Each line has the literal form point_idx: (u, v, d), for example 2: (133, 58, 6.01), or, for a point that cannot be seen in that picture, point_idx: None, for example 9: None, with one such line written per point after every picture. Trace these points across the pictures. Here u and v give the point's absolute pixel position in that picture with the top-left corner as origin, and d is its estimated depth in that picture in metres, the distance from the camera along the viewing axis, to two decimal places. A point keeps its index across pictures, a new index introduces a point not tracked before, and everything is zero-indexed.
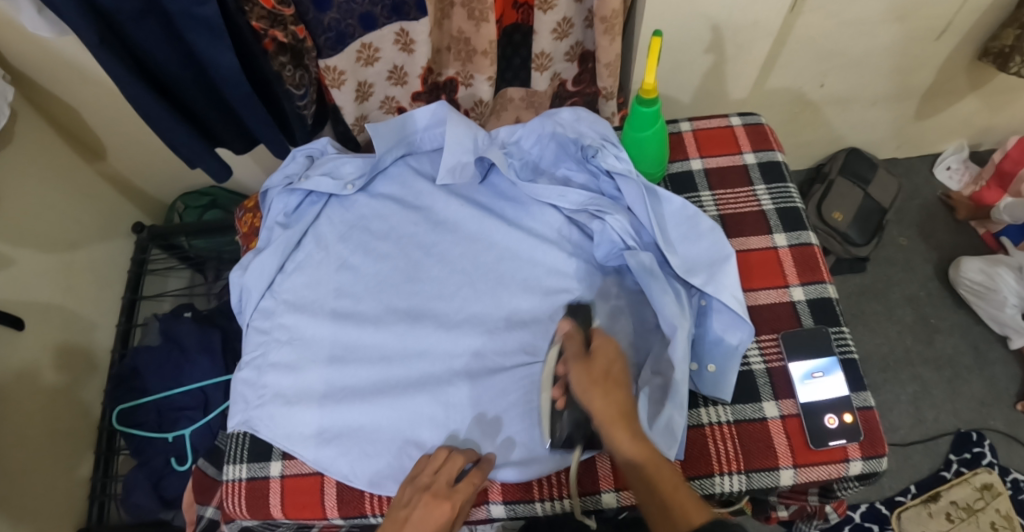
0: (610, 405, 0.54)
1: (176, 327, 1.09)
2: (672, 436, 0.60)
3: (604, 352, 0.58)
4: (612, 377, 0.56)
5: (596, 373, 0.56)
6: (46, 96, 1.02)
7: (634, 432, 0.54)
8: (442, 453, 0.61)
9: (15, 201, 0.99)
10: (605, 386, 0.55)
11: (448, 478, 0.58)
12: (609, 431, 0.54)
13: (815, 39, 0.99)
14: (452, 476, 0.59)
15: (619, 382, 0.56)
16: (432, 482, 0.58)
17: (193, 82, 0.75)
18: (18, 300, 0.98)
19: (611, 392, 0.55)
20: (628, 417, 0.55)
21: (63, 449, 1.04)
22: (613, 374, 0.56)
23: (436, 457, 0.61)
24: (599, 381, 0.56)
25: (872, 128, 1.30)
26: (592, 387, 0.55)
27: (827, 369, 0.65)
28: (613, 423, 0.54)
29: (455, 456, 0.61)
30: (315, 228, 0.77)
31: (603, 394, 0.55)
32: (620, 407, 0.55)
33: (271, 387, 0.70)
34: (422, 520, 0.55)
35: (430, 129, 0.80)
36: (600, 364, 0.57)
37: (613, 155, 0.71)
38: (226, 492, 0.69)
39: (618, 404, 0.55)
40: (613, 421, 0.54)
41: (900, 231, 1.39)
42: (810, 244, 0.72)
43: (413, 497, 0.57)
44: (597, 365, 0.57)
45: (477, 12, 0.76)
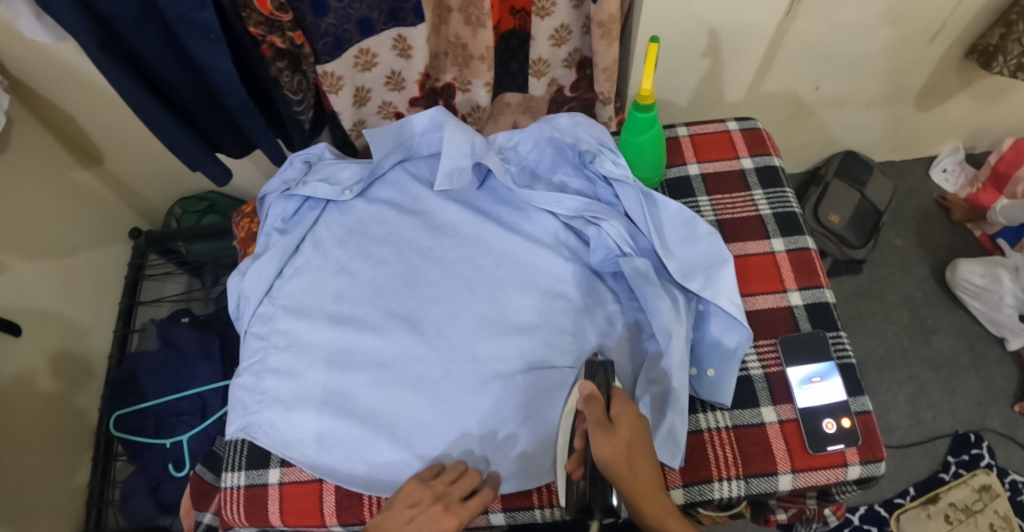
0: (637, 476, 0.55)
1: (173, 332, 1.09)
2: (675, 444, 0.61)
3: (627, 419, 0.57)
4: (637, 445, 0.56)
5: (619, 444, 0.55)
6: (42, 101, 1.02)
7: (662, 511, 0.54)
8: (455, 469, 0.61)
9: (12, 205, 0.99)
10: (632, 457, 0.55)
11: (461, 492, 0.59)
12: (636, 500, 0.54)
13: (810, 42, 1.00)
14: (466, 490, 0.60)
15: (643, 450, 0.56)
16: (444, 493, 0.59)
17: (190, 87, 0.75)
18: (14, 305, 0.98)
19: (637, 463, 0.55)
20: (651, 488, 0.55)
21: (60, 455, 1.04)
22: (636, 443, 0.56)
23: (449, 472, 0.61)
24: (623, 451, 0.55)
25: (868, 130, 1.30)
26: (617, 460, 0.55)
27: (824, 374, 0.65)
28: (640, 497, 0.54)
29: (470, 471, 0.61)
30: (313, 234, 0.77)
31: (627, 465, 0.55)
32: (646, 484, 0.55)
33: (270, 393, 0.70)
34: (427, 525, 0.57)
35: (427, 133, 0.80)
36: (623, 432, 0.56)
37: (610, 161, 0.71)
38: (225, 500, 0.69)
39: (644, 474, 0.55)
40: (642, 491, 0.54)
41: (897, 233, 1.40)
42: (807, 248, 0.72)
43: (422, 501, 0.58)
44: (621, 432, 0.56)
45: (474, 17, 0.76)
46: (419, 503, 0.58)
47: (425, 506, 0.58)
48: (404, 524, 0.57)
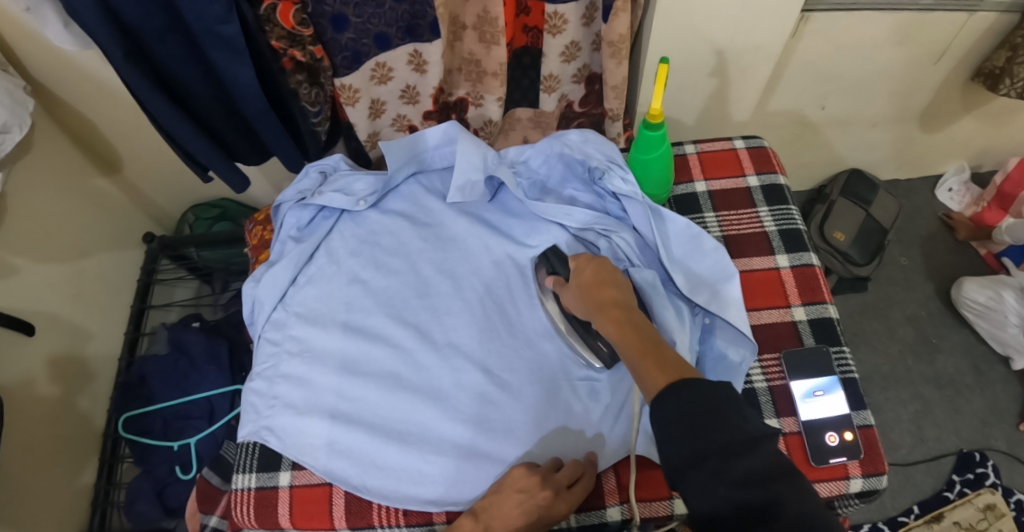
0: (601, 298, 0.58)
1: (183, 337, 1.10)
2: None
3: (580, 266, 0.62)
4: (602, 273, 0.60)
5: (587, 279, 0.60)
6: (64, 108, 1.05)
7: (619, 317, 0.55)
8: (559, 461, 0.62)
9: (29, 208, 1.01)
10: (595, 286, 0.59)
11: (569, 479, 0.61)
12: (598, 317, 0.57)
13: (816, 62, 1.02)
14: (572, 476, 0.61)
15: (614, 279, 0.59)
16: (553, 479, 0.60)
17: (210, 96, 0.78)
18: (26, 308, 1.00)
19: (601, 289, 0.59)
20: (622, 302, 0.57)
21: (66, 456, 1.05)
22: (601, 276, 0.60)
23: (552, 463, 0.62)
24: (588, 283, 0.60)
25: (873, 148, 1.32)
26: (580, 295, 0.60)
27: (827, 387, 0.66)
28: (603, 309, 0.57)
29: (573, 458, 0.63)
30: (326, 243, 0.79)
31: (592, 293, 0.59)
32: (610, 298, 0.57)
33: (282, 398, 0.71)
34: (541, 510, 0.57)
35: (440, 148, 0.82)
36: (588, 272, 0.61)
37: (619, 178, 0.73)
38: (234, 501, 0.70)
39: (611, 292, 0.58)
40: (602, 305, 0.57)
41: (902, 251, 1.41)
42: (811, 265, 0.74)
43: (531, 485, 0.59)
44: (581, 275, 0.61)
45: (487, 35, 0.79)
46: (529, 488, 0.59)
47: (519, 497, 0.58)
48: (517, 507, 0.58)
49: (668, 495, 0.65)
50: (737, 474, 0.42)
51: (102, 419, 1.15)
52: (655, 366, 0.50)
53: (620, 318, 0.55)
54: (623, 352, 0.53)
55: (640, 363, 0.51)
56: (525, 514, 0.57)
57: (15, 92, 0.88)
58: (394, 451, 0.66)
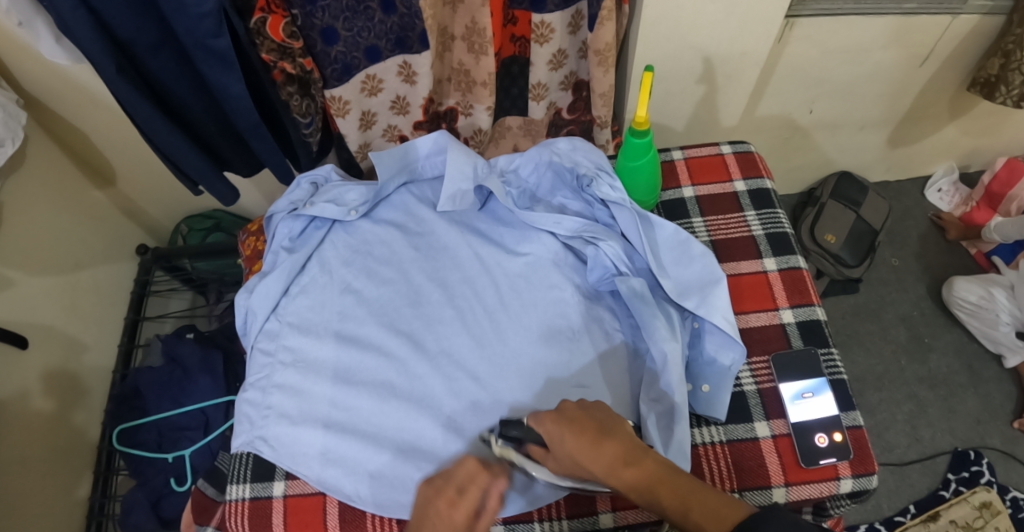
0: (604, 460, 0.53)
1: (178, 349, 1.10)
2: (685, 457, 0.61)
3: (561, 434, 0.55)
4: (587, 428, 0.55)
5: (583, 437, 0.54)
6: (58, 121, 1.05)
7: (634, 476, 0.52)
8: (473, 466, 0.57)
9: (24, 222, 1.01)
10: (592, 445, 0.53)
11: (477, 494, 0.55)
12: (611, 481, 0.53)
13: (803, 68, 1.03)
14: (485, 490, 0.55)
15: (605, 428, 0.55)
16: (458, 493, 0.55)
17: (201, 108, 0.78)
18: (23, 320, 1.00)
19: (598, 445, 0.53)
20: (629, 453, 0.54)
21: (61, 469, 1.05)
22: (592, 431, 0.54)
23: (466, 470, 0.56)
24: (581, 444, 0.54)
25: (863, 150, 1.33)
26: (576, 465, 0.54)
27: (816, 389, 0.67)
28: (613, 470, 0.53)
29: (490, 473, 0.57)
30: (319, 253, 0.80)
31: (592, 446, 0.53)
32: (617, 455, 0.53)
33: (276, 408, 0.72)
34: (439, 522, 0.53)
35: (431, 157, 0.83)
36: (570, 437, 0.54)
37: (607, 185, 0.73)
38: (228, 512, 0.70)
39: (612, 447, 0.53)
40: (612, 469, 0.53)
41: (893, 252, 1.42)
42: (798, 267, 0.74)
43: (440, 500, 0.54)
44: (567, 442, 0.54)
45: (476, 45, 0.80)
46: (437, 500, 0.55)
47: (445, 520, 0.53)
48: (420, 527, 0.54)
49: None
50: None
51: (97, 431, 1.15)
52: (705, 516, 0.49)
53: (639, 473, 0.52)
54: (658, 507, 0.51)
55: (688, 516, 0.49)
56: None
57: (9, 106, 0.89)
58: (387, 458, 0.67)
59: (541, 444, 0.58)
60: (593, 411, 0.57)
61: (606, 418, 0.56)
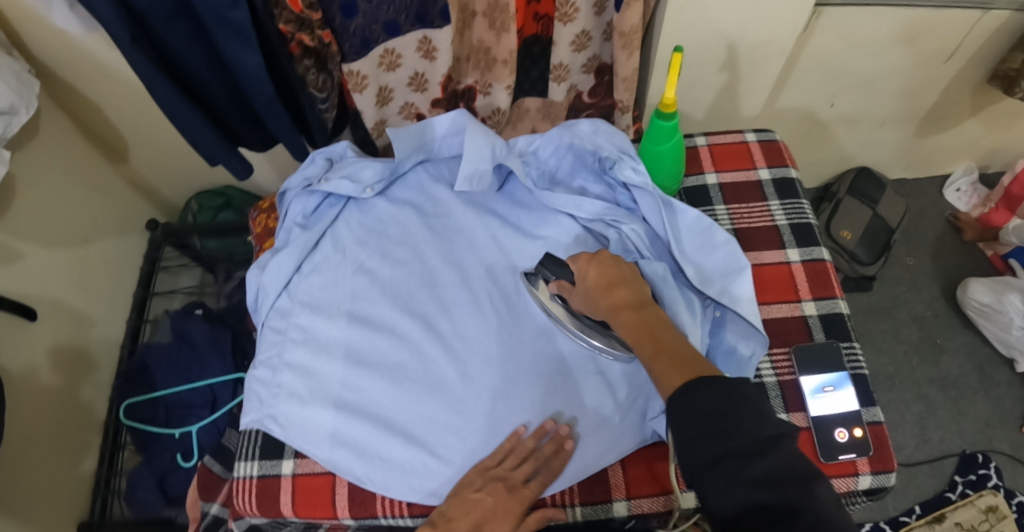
0: (611, 300, 0.57)
1: (188, 326, 1.13)
2: None
3: (586, 273, 0.59)
4: (612, 271, 0.58)
5: (606, 274, 0.58)
6: (70, 93, 1.04)
7: (634, 317, 0.55)
8: (523, 449, 0.62)
9: (33, 195, 1.00)
10: (608, 285, 0.58)
11: (524, 475, 0.61)
12: (611, 321, 0.57)
13: (826, 60, 1.01)
14: (529, 470, 0.61)
15: (626, 278, 0.58)
16: (509, 478, 0.60)
17: (216, 81, 0.77)
18: (31, 293, 0.99)
19: (613, 290, 0.57)
20: (635, 302, 0.56)
21: (70, 443, 1.05)
22: (611, 275, 0.58)
23: (516, 452, 0.62)
24: (602, 283, 0.58)
25: (882, 147, 1.31)
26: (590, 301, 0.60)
27: (837, 383, 0.65)
28: (616, 311, 0.56)
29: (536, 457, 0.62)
30: (332, 230, 0.78)
31: (606, 286, 0.57)
32: (623, 299, 0.56)
33: (286, 387, 0.70)
34: (496, 508, 0.58)
35: (448, 137, 0.81)
36: (592, 275, 0.58)
37: (630, 168, 0.70)
38: (237, 489, 0.69)
39: (622, 293, 0.57)
40: (613, 308, 0.56)
41: (908, 251, 1.40)
42: (822, 259, 0.73)
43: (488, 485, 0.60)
44: (589, 280, 0.59)
45: (498, 22, 0.78)
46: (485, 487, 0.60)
47: (498, 491, 0.59)
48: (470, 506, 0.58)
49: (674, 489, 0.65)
50: (752, 473, 0.43)
51: (103, 410, 1.14)
52: (669, 365, 0.50)
53: (634, 318, 0.55)
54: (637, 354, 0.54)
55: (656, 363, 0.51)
56: (482, 509, 0.57)
57: (22, 75, 0.88)
58: (398, 444, 0.65)
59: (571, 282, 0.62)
60: (621, 263, 0.60)
61: (630, 271, 0.59)
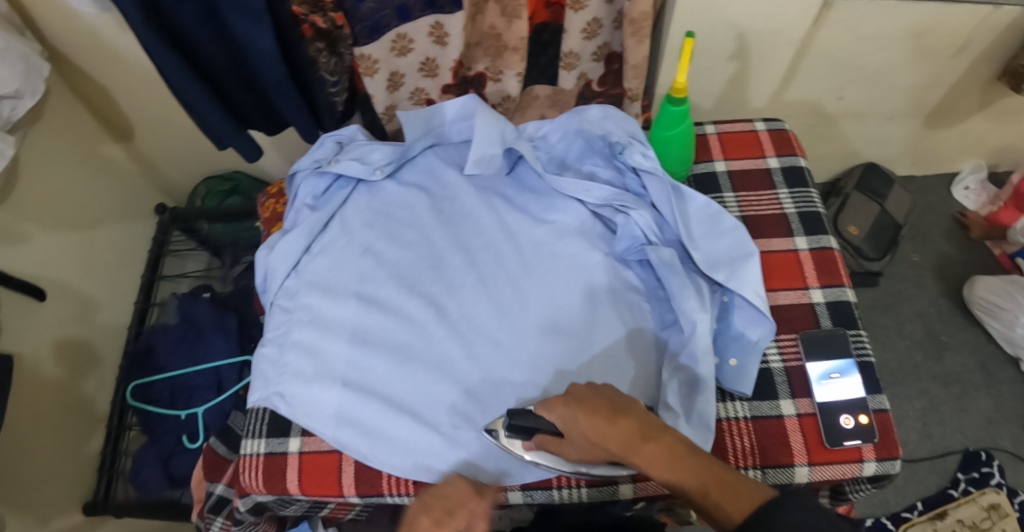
0: (620, 437, 0.52)
1: (193, 308, 1.14)
2: (707, 428, 0.59)
3: (573, 415, 0.54)
4: (600, 407, 0.53)
5: (598, 416, 0.52)
6: (81, 76, 1.05)
7: (657, 453, 0.51)
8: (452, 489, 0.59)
9: (39, 176, 1.01)
10: (606, 426, 0.52)
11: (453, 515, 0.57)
12: (630, 459, 0.52)
13: (835, 53, 1.01)
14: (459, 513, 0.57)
15: (620, 407, 0.53)
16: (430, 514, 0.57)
17: (225, 62, 0.77)
18: (38, 274, 1.00)
19: (616, 424, 0.52)
20: (644, 429, 0.52)
21: (75, 422, 1.07)
22: (608, 409, 0.53)
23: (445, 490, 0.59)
24: (594, 426, 0.52)
25: (889, 142, 1.30)
26: (593, 444, 0.53)
27: (843, 371, 0.65)
28: (632, 450, 0.51)
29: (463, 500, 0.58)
30: (341, 213, 0.78)
31: (608, 423, 0.52)
32: (633, 433, 0.52)
33: (293, 366, 0.71)
34: None
35: (458, 122, 0.81)
36: (584, 415, 0.53)
37: (640, 153, 0.70)
38: (243, 466, 0.70)
39: (628, 425, 0.52)
40: (629, 446, 0.51)
41: (914, 247, 1.39)
42: (830, 247, 0.73)
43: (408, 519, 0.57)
44: (579, 421, 0.53)
45: (509, 9, 0.78)
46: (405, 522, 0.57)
47: None
48: None
49: None
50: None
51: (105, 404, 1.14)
52: (723, 494, 0.48)
53: (658, 450, 0.51)
54: (680, 487, 0.51)
55: (710, 495, 0.49)
56: None
57: (31, 59, 0.87)
58: (404, 423, 0.65)
59: (557, 434, 0.57)
60: (600, 391, 0.55)
61: (618, 395, 0.54)
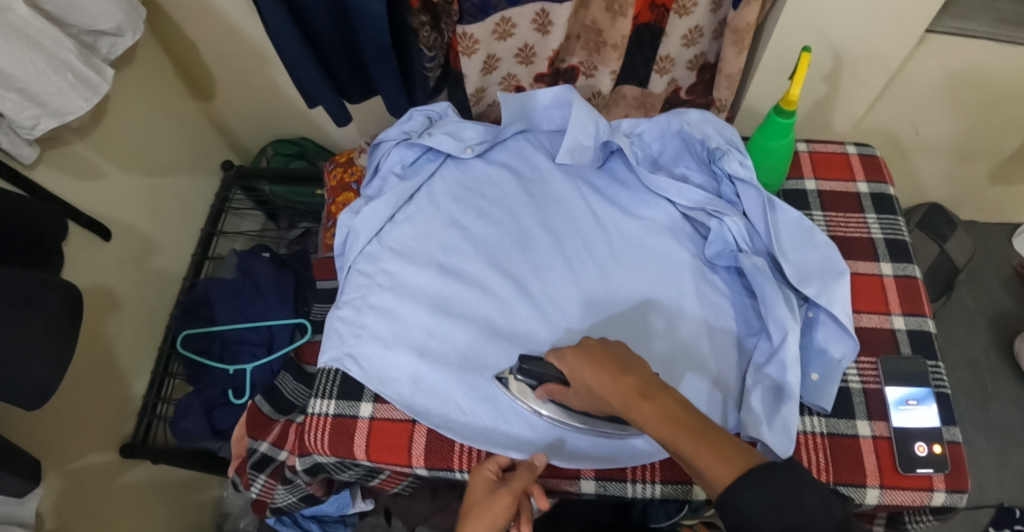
0: (621, 394, 0.48)
1: (254, 265, 1.16)
2: (789, 436, 0.60)
3: (581, 368, 0.53)
4: (606, 362, 0.51)
5: (602, 370, 0.51)
6: (169, 24, 1.07)
7: (651, 405, 0.46)
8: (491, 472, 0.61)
9: (117, 119, 1.03)
10: (609, 378, 0.50)
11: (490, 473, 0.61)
12: (628, 416, 0.48)
13: (923, 87, 1.00)
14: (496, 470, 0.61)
15: (627, 365, 0.50)
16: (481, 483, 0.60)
17: (331, 25, 0.80)
18: (108, 213, 1.02)
19: (618, 381, 0.49)
20: (646, 388, 0.48)
21: (131, 356, 1.08)
22: (604, 361, 0.51)
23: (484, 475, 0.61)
24: (599, 378, 0.51)
25: (957, 184, 1.29)
26: (596, 395, 0.52)
27: (921, 399, 0.65)
28: (628, 403, 0.48)
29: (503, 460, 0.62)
30: (428, 185, 0.79)
31: (611, 376, 0.50)
32: (633, 385, 0.48)
33: (369, 329, 0.71)
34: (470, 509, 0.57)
35: (549, 109, 0.81)
36: (587, 369, 0.52)
37: (738, 161, 0.71)
38: (310, 424, 0.71)
39: (630, 381, 0.48)
40: (627, 403, 0.48)
41: (970, 293, 1.39)
42: (914, 277, 0.72)
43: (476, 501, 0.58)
44: (585, 375, 0.52)
45: (616, 5, 0.78)
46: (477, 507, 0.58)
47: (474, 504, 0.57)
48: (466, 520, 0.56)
49: None
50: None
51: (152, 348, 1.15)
52: (714, 457, 0.43)
53: (656, 408, 0.46)
54: (673, 448, 0.45)
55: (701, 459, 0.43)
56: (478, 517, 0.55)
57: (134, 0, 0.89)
58: (480, 398, 0.67)
59: (564, 384, 0.59)
60: (610, 347, 0.53)
61: (628, 353, 0.52)
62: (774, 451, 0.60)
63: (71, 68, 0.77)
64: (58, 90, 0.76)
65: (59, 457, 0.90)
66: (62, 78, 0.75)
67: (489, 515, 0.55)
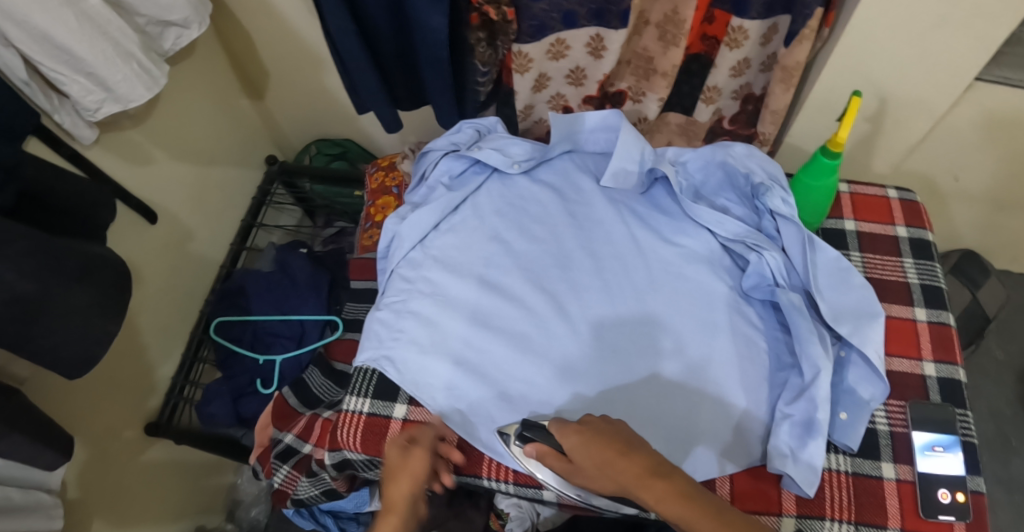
0: (628, 473, 0.53)
1: (291, 260, 1.20)
2: (814, 473, 0.62)
3: (587, 444, 0.55)
4: (613, 438, 0.55)
5: (605, 451, 0.54)
6: (229, 21, 1.11)
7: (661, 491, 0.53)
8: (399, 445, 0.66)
9: (171, 109, 1.06)
10: (617, 459, 0.54)
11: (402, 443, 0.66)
12: (637, 494, 0.53)
13: (967, 134, 1.01)
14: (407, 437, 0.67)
15: (632, 443, 0.55)
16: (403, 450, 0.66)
17: (390, 34, 0.83)
18: (155, 199, 1.06)
19: (623, 458, 0.54)
20: (653, 467, 0.54)
21: (162, 337, 1.10)
22: (611, 436, 0.55)
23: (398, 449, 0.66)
24: (606, 458, 0.54)
25: (994, 233, 1.28)
26: (602, 475, 0.54)
27: (947, 446, 0.66)
28: (638, 483, 0.53)
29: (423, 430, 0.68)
30: (473, 198, 0.82)
31: (619, 457, 0.54)
32: (642, 466, 0.53)
33: (407, 334, 0.74)
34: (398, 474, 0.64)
35: (595, 132, 0.84)
36: (595, 445, 0.55)
37: (780, 198, 0.73)
38: (344, 421, 0.73)
39: (637, 461, 0.54)
40: (636, 481, 0.53)
41: (999, 343, 1.37)
42: (948, 325, 0.73)
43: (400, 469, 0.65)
44: (592, 451, 0.54)
45: (669, 35, 0.81)
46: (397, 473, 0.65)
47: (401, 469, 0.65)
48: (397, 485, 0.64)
49: (777, 512, 0.64)
50: None
51: None
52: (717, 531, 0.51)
53: (667, 488, 0.53)
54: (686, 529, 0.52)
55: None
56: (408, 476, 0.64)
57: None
58: (510, 409, 0.68)
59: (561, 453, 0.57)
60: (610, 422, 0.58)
61: (629, 432, 0.56)
62: (798, 485, 0.62)
63: (136, 57, 0.81)
64: (124, 77, 0.79)
65: (85, 429, 0.93)
66: (127, 67, 0.79)
67: (409, 477, 0.64)
